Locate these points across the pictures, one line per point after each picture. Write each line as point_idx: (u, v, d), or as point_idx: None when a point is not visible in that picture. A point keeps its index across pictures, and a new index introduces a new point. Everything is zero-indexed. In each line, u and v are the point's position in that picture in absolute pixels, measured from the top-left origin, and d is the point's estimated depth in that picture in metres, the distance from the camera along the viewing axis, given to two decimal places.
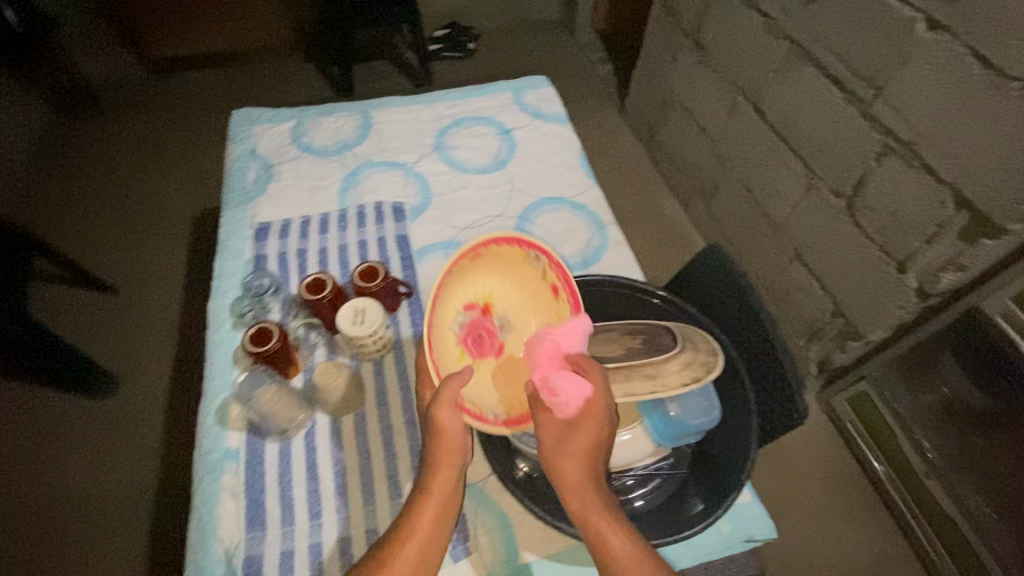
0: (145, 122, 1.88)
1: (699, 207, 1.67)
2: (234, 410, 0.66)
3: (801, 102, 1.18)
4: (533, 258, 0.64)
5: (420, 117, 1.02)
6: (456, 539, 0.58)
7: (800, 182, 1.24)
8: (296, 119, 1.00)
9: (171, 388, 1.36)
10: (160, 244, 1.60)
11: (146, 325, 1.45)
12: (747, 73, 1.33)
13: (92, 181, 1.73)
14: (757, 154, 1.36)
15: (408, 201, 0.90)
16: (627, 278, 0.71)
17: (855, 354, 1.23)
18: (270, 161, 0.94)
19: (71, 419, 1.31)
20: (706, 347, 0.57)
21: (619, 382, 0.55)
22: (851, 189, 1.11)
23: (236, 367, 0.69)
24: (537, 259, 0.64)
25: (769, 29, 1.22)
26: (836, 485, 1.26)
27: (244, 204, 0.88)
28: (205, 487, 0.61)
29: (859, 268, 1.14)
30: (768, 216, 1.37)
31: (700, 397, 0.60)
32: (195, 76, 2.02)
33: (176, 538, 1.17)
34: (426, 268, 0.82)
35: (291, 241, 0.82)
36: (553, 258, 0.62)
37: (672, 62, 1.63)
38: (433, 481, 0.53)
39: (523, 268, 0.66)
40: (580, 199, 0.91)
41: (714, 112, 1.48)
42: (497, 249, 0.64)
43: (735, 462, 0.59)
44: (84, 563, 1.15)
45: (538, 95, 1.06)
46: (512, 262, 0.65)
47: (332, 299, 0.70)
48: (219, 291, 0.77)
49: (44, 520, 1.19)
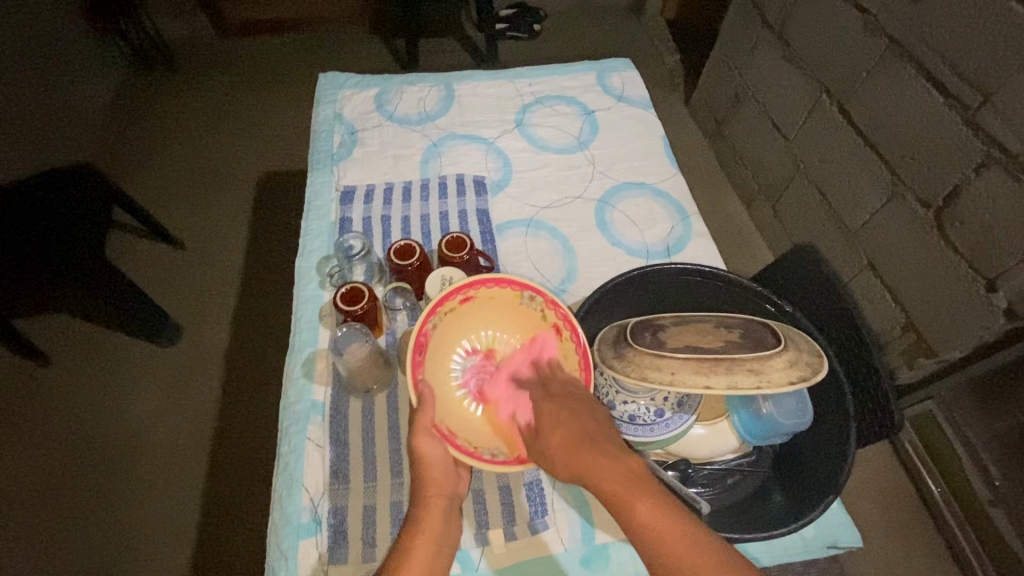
0: (215, 84, 1.92)
1: (764, 208, 1.62)
2: (322, 365, 0.68)
3: (893, 105, 1.12)
4: (528, 299, 0.63)
5: (503, 93, 1.01)
6: (536, 511, 0.59)
7: (883, 189, 1.18)
8: (380, 86, 1.00)
9: (229, 342, 1.39)
10: (224, 203, 1.64)
11: (207, 279, 1.49)
12: (834, 70, 1.26)
13: (162, 137, 1.77)
14: (837, 157, 1.29)
15: (489, 176, 0.90)
16: (719, 268, 0.69)
17: (925, 373, 1.18)
18: (354, 126, 0.95)
19: (133, 362, 1.35)
20: (808, 348, 0.56)
21: (721, 375, 0.52)
22: (942, 200, 1.05)
23: (322, 324, 0.71)
24: (532, 300, 0.63)
25: (866, 25, 1.15)
26: (888, 504, 1.22)
27: (329, 167, 0.89)
28: (292, 436, 0.63)
29: (942, 284, 1.08)
30: (842, 222, 1.32)
31: (793, 398, 0.59)
32: (264, 41, 2.05)
33: (228, 486, 1.20)
34: (505, 244, 0.82)
35: (375, 206, 0.83)
36: (547, 299, 0.62)
37: (750, 55, 1.57)
38: (425, 510, 0.53)
39: (521, 311, 0.64)
40: (662, 186, 0.89)
41: (792, 110, 1.42)
42: (485, 293, 0.63)
43: (825, 464, 0.58)
44: (139, 501, 1.18)
45: (621, 78, 1.04)
46: (506, 304, 0.64)
47: (419, 267, 0.71)
48: (306, 250, 0.79)
49: (103, 455, 1.23)
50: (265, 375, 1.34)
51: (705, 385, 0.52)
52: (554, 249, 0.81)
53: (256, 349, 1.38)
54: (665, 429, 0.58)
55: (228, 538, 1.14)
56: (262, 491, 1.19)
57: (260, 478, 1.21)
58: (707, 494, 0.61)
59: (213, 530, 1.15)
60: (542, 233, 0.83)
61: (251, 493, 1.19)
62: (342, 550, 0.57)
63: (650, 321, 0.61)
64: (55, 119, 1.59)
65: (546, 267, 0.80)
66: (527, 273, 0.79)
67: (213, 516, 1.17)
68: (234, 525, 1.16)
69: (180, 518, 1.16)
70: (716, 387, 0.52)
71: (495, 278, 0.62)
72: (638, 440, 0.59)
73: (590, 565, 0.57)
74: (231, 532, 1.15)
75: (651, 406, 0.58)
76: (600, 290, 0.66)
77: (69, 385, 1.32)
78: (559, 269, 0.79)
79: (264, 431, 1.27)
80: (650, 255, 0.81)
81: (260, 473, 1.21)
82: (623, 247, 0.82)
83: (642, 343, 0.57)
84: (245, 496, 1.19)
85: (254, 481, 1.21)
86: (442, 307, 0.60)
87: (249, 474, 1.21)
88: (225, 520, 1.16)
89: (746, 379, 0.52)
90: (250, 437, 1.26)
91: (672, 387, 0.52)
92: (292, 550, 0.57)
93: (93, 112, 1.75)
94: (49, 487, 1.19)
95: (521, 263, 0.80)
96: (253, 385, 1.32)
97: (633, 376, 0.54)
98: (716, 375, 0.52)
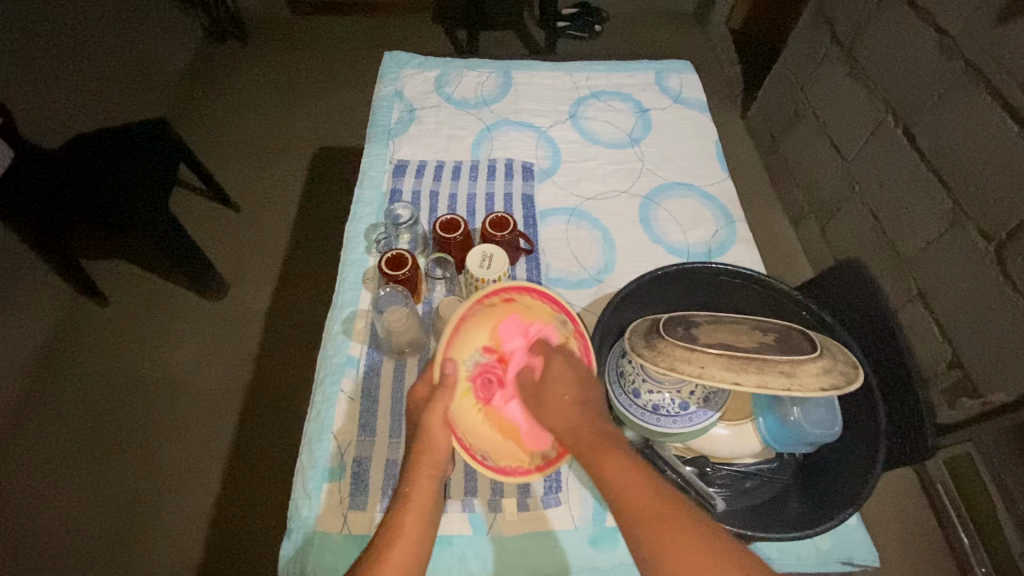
0: (283, 58, 2.00)
1: (812, 228, 1.57)
2: (361, 324, 0.71)
3: (962, 131, 1.07)
4: (560, 322, 0.61)
5: (560, 84, 1.02)
6: (549, 487, 0.61)
7: (941, 218, 1.13)
8: (441, 69, 1.03)
9: (269, 304, 1.45)
10: (279, 171, 1.71)
11: (256, 241, 1.56)
12: (902, 91, 1.22)
13: (228, 105, 1.86)
14: (896, 182, 1.24)
15: (538, 163, 0.91)
16: (760, 272, 0.68)
17: (965, 413, 1.09)
18: (413, 105, 0.98)
19: (180, 313, 1.43)
20: (844, 358, 0.55)
21: (750, 372, 0.52)
22: (1005, 234, 1.00)
23: (365, 287, 0.75)
24: (563, 324, 0.61)
25: (943, 47, 1.11)
26: (910, 545, 1.15)
27: (386, 140, 0.92)
28: (326, 386, 0.66)
29: (996, 324, 1.02)
30: (894, 249, 1.26)
31: (821, 407, 0.58)
32: (333, 22, 2.12)
33: (253, 440, 1.26)
34: (546, 230, 0.83)
35: (425, 181, 0.86)
36: (579, 329, 0.60)
37: (816, 69, 1.52)
38: (416, 485, 0.50)
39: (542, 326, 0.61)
40: (710, 190, 0.89)
41: (854, 131, 1.37)
42: (526, 301, 0.59)
43: (845, 481, 0.57)
44: (174, 440, 1.25)
45: (679, 80, 1.04)
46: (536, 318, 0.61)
47: (462, 241, 0.73)
48: (357, 216, 0.82)
49: (145, 396, 1.30)
50: (298, 339, 1.39)
51: (734, 381, 0.51)
52: (594, 240, 0.82)
53: (294, 313, 1.44)
54: (688, 423, 0.58)
55: (249, 487, 1.20)
56: (283, 448, 1.24)
57: (283, 435, 1.26)
58: (726, 497, 0.60)
59: (235, 478, 1.21)
60: (584, 224, 0.84)
61: (274, 448, 1.24)
62: (362, 497, 0.59)
63: (683, 316, 0.59)
64: (133, 78, 1.69)
65: (585, 256, 0.80)
66: (565, 260, 0.80)
67: (237, 464, 1.23)
68: (254, 476, 1.21)
69: (207, 464, 1.22)
70: (746, 385, 0.51)
71: (540, 291, 0.59)
72: (661, 430, 0.59)
73: (598, 545, 0.58)
74: (251, 483, 1.20)
75: (676, 397, 0.59)
76: (636, 281, 0.65)
77: (121, 328, 1.40)
78: (597, 259, 0.80)
79: (293, 391, 1.32)
80: (691, 255, 0.81)
81: (284, 428, 1.27)
82: (663, 245, 0.82)
83: (673, 334, 0.56)
84: (269, 449, 1.24)
85: (278, 437, 1.26)
86: (489, 299, 0.56)
87: (274, 429, 1.27)
88: (246, 471, 1.22)
89: (776, 380, 0.51)
90: (279, 396, 1.31)
91: (701, 379, 0.52)
92: (317, 492, 0.60)
93: (168, 74, 1.84)
94: (95, 419, 1.27)
95: (560, 249, 0.81)
96: (287, 348, 1.38)
97: (662, 365, 0.53)
98: (746, 372, 0.52)
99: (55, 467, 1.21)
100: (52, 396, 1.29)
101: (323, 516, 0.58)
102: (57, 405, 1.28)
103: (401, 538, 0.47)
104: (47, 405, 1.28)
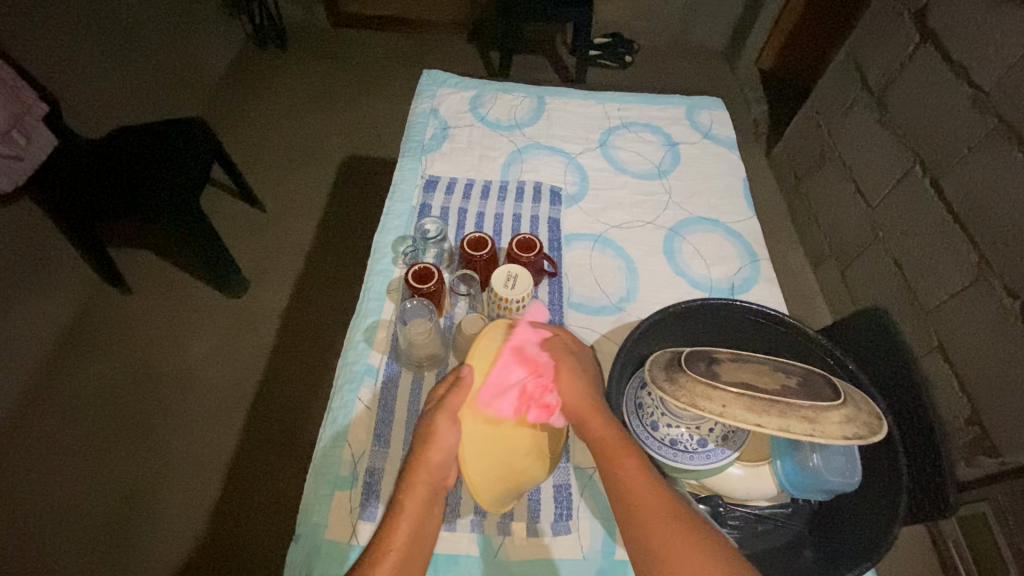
0: (320, 67, 2.06)
1: (832, 271, 1.56)
2: (382, 334, 0.72)
3: (992, 186, 1.07)
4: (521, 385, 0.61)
5: (592, 113, 1.04)
6: (559, 514, 0.61)
7: (966, 272, 1.12)
8: (476, 90, 1.06)
9: (286, 306, 1.47)
10: (307, 175, 1.74)
11: (279, 243, 1.59)
12: (932, 143, 1.22)
13: (263, 107, 1.91)
14: (923, 231, 1.23)
15: (566, 188, 0.92)
16: (783, 314, 0.68)
17: (983, 472, 1.06)
18: (447, 122, 1.00)
19: (201, 308, 1.45)
20: (868, 408, 0.54)
21: (773, 415, 0.52)
22: None
23: (388, 297, 0.76)
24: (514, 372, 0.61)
25: (976, 103, 1.12)
26: None
27: (419, 156, 0.94)
28: (344, 394, 0.67)
29: (1017, 383, 0.99)
30: (916, 298, 1.25)
31: (842, 456, 0.57)
32: (372, 35, 2.19)
33: (258, 439, 1.26)
34: (570, 254, 0.84)
35: (454, 198, 0.87)
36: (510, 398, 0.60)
37: (845, 114, 1.53)
38: (410, 491, 0.53)
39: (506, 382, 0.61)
40: (736, 227, 0.89)
41: (881, 177, 1.37)
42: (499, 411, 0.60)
43: (864, 532, 0.56)
44: (181, 433, 1.26)
45: (710, 116, 1.05)
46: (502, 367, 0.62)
47: (488, 259, 0.73)
48: (386, 227, 0.84)
49: (157, 388, 1.31)
50: (312, 343, 1.40)
51: (756, 422, 0.51)
52: (618, 268, 0.82)
53: (311, 316, 1.45)
54: (705, 460, 0.58)
55: (252, 487, 1.20)
56: (288, 449, 1.24)
57: (288, 439, 1.26)
58: (738, 538, 0.59)
59: (235, 480, 1.20)
60: (608, 251, 0.85)
61: (279, 450, 1.24)
62: (372, 509, 0.59)
63: (705, 352, 0.59)
64: (175, 78, 1.75)
65: (606, 284, 0.81)
66: (588, 285, 0.80)
67: (240, 462, 1.23)
68: (258, 476, 1.21)
69: (209, 463, 1.22)
70: (768, 427, 0.51)
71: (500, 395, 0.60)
72: (677, 465, 0.58)
73: None
74: (253, 485, 1.20)
75: (693, 433, 0.58)
76: (659, 314, 0.66)
77: (140, 319, 1.42)
78: (619, 287, 0.80)
79: (301, 394, 1.32)
80: (714, 289, 0.81)
81: (291, 431, 1.27)
82: (687, 278, 0.82)
83: (694, 369, 0.55)
84: (275, 449, 1.24)
85: (284, 441, 1.26)
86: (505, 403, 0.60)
87: (281, 430, 1.27)
88: (248, 472, 1.21)
89: (799, 425, 0.51)
90: (288, 398, 1.32)
91: (722, 418, 0.52)
92: (327, 498, 0.60)
93: (209, 75, 1.91)
94: (105, 406, 1.28)
95: (583, 275, 0.81)
96: (301, 350, 1.39)
97: (683, 400, 0.53)
98: (768, 415, 0.52)
99: (61, 453, 1.21)
100: (64, 381, 1.30)
101: (332, 525, 0.58)
102: (69, 391, 1.29)
103: (393, 547, 0.49)
104: (60, 390, 1.29)
